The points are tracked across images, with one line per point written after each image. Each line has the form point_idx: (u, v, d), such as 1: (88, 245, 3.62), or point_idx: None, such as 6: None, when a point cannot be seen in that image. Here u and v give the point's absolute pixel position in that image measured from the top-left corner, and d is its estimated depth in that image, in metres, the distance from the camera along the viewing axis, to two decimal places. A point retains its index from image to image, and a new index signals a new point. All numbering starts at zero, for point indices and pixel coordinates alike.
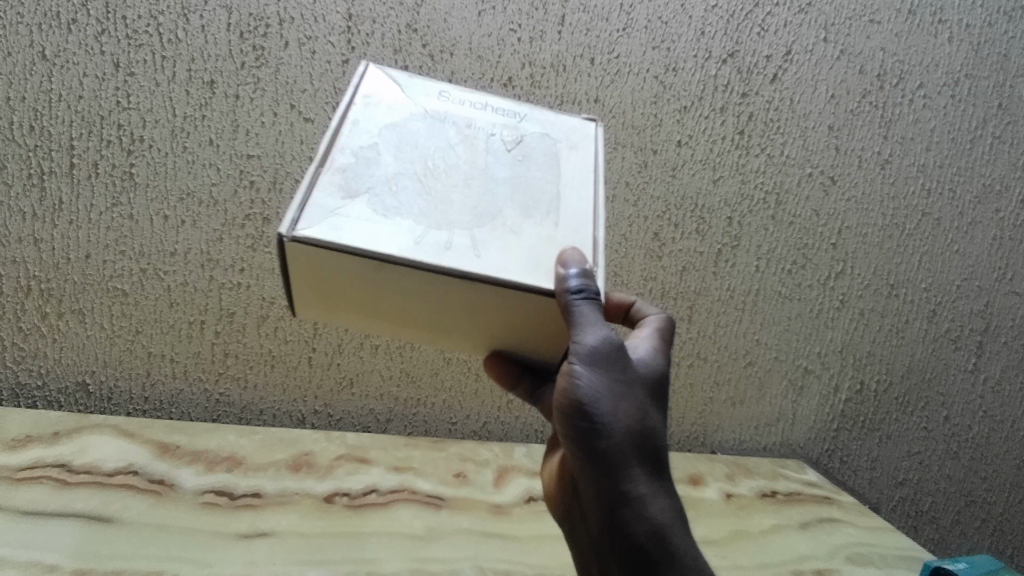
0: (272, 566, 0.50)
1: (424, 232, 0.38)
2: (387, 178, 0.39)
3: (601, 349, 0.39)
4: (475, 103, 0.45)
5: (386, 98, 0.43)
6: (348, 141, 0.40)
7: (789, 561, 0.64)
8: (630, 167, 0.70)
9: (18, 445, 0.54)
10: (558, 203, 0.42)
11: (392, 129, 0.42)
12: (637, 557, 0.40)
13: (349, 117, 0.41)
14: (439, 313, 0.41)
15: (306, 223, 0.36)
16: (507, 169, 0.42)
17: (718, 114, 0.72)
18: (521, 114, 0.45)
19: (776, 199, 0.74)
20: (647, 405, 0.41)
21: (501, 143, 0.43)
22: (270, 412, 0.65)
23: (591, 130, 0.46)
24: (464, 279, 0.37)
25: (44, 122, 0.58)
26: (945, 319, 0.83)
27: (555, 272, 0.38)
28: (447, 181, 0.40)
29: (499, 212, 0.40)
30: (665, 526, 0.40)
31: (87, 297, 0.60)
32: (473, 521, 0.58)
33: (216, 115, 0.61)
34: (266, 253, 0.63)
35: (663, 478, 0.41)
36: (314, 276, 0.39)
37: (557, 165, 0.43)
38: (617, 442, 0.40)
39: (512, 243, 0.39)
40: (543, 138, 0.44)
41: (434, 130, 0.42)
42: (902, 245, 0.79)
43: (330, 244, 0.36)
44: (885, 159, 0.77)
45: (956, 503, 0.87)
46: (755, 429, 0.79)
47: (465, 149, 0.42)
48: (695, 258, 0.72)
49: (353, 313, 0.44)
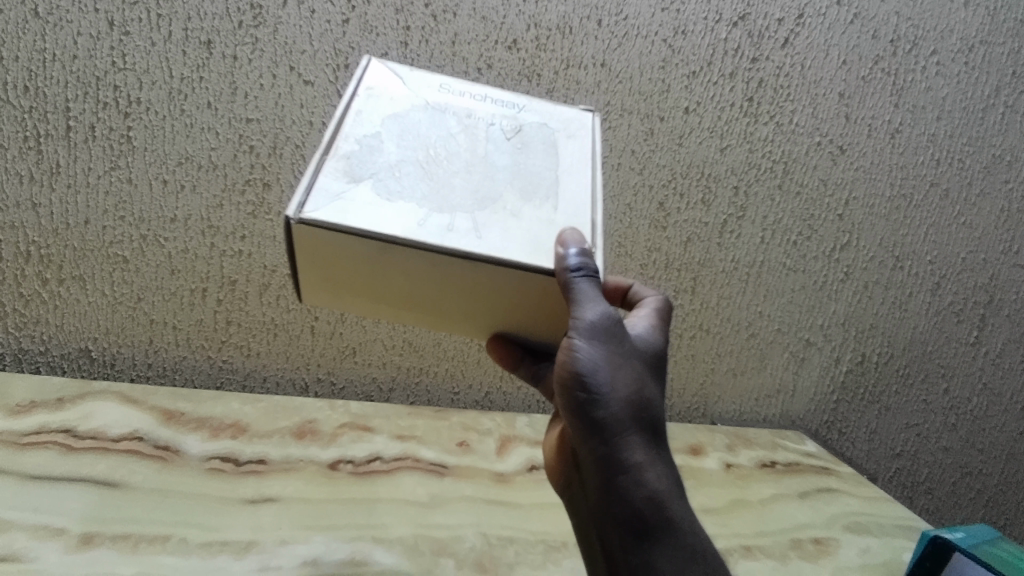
0: (278, 530, 0.50)
1: (427, 214, 0.37)
2: (390, 165, 0.39)
3: (601, 324, 0.39)
4: (474, 95, 0.45)
5: (388, 90, 0.43)
6: (352, 129, 0.40)
7: (789, 530, 0.65)
8: (637, 135, 0.68)
9: (21, 410, 0.54)
10: (557, 188, 0.42)
11: (394, 119, 0.42)
12: (635, 524, 0.40)
13: (353, 107, 0.41)
14: (446, 296, 0.41)
15: (311, 206, 0.36)
16: (506, 156, 0.42)
17: (727, 80, 0.69)
18: (520, 106, 0.45)
19: (784, 168, 0.73)
20: (645, 378, 0.42)
21: (500, 133, 0.43)
22: (274, 380, 0.66)
23: (588, 120, 0.46)
24: (469, 260, 0.37)
25: (38, 82, 0.56)
26: (949, 292, 0.82)
27: (554, 251, 0.38)
28: (448, 167, 0.40)
29: (499, 197, 0.40)
30: (661, 492, 0.40)
31: (87, 264, 0.60)
32: (476, 488, 0.59)
33: (214, 76, 0.59)
34: (267, 220, 0.62)
35: (660, 448, 0.42)
36: (318, 258, 0.39)
37: (555, 152, 0.43)
38: (616, 414, 0.40)
39: (514, 226, 0.39)
40: (542, 128, 0.45)
41: (436, 119, 0.42)
42: (908, 217, 0.78)
43: (335, 226, 0.36)
44: (895, 128, 0.75)
45: (953, 474, 0.89)
46: (755, 401, 0.81)
47: (465, 138, 0.42)
48: (699, 229, 0.72)
49: (357, 296, 0.44)
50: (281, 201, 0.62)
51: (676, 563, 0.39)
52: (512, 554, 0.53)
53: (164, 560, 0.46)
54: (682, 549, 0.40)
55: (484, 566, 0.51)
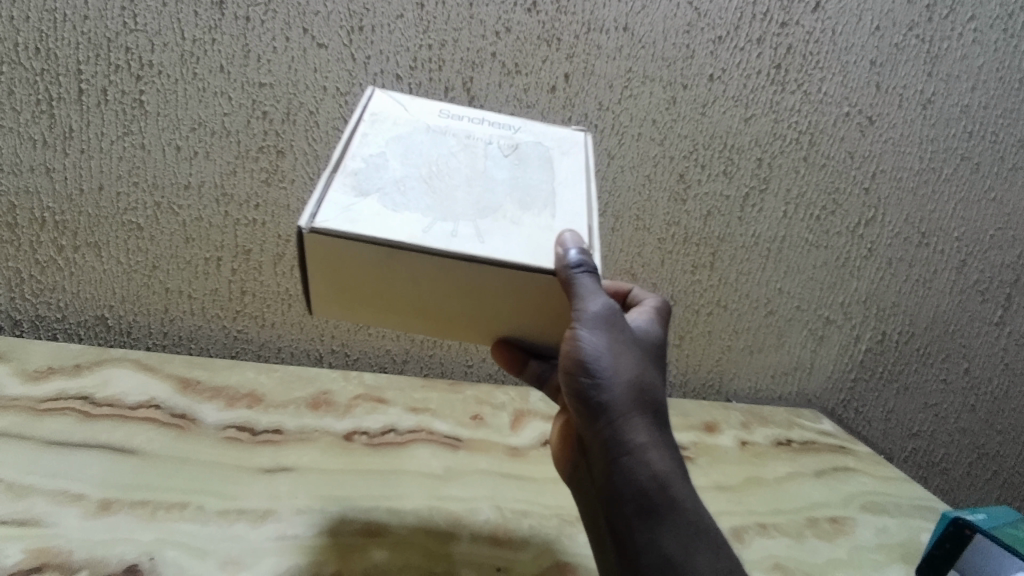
0: (294, 499, 0.50)
1: (432, 223, 0.39)
2: (395, 180, 0.41)
3: (605, 313, 0.39)
4: (473, 119, 0.49)
5: (392, 116, 0.46)
6: (359, 149, 0.43)
7: (805, 508, 0.65)
8: (659, 104, 0.65)
9: (41, 375, 0.56)
10: (554, 199, 0.44)
11: (398, 141, 0.45)
12: (642, 504, 0.40)
13: (360, 131, 0.44)
14: (454, 304, 0.42)
15: (322, 216, 0.38)
16: (504, 171, 0.45)
17: (755, 45, 0.65)
18: (515, 127, 0.49)
19: (810, 140, 0.70)
20: (646, 366, 0.42)
21: (498, 151, 0.46)
22: (288, 350, 0.67)
23: (580, 138, 0.49)
24: (473, 263, 0.38)
25: (49, 44, 0.55)
26: (975, 270, 0.79)
27: (554, 251, 0.40)
28: (450, 182, 0.43)
29: (499, 206, 0.42)
30: (665, 473, 0.40)
31: (102, 231, 0.60)
32: (490, 462, 0.59)
33: (227, 39, 0.57)
34: (281, 188, 0.61)
35: (663, 430, 0.42)
36: (331, 270, 0.41)
37: (550, 167, 0.46)
38: (620, 398, 0.40)
39: (514, 231, 0.40)
40: (537, 145, 0.48)
41: (437, 140, 0.45)
42: (936, 192, 0.75)
43: (346, 233, 0.37)
44: (927, 99, 0.71)
45: (970, 455, 0.88)
46: (771, 378, 0.80)
47: (465, 156, 0.45)
48: (720, 203, 0.70)
49: (370, 310, 0.45)
50: (294, 169, 0.61)
51: (683, 542, 0.39)
52: (527, 527, 0.52)
53: (181, 527, 0.45)
54: (687, 528, 0.40)
55: (499, 540, 0.50)
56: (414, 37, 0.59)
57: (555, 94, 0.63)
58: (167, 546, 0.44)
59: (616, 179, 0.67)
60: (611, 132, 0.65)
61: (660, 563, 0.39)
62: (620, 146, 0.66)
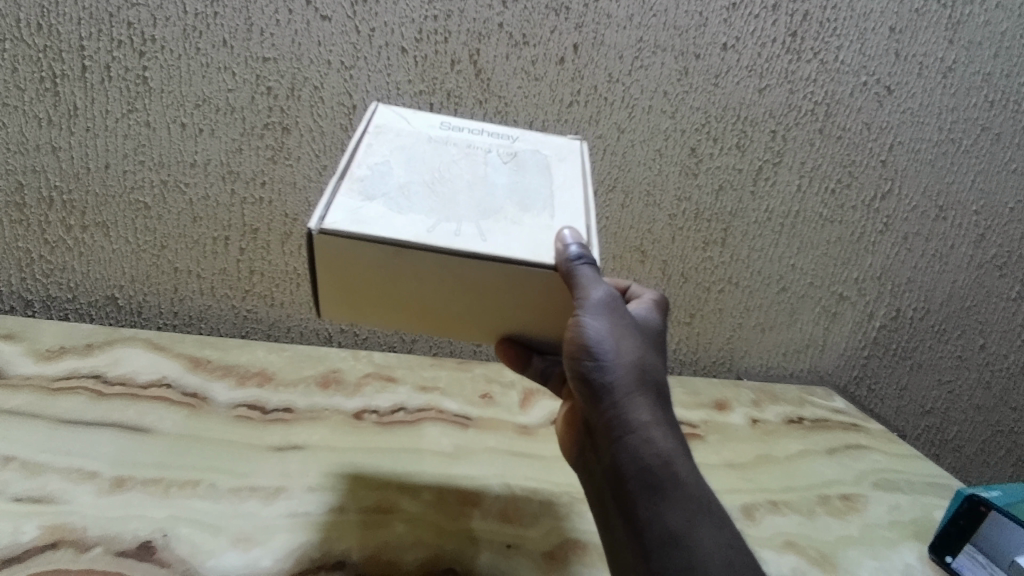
0: (306, 476, 0.50)
1: (436, 224, 0.40)
2: (399, 185, 0.42)
3: (607, 299, 0.40)
4: (472, 129, 0.49)
5: (395, 126, 0.47)
6: (364, 157, 0.43)
7: (816, 486, 0.64)
8: (670, 75, 0.64)
9: (53, 355, 0.56)
10: (553, 201, 0.44)
11: (401, 149, 0.45)
12: (646, 479, 0.39)
13: (365, 141, 0.45)
14: (464, 302, 0.43)
15: (331, 218, 0.38)
16: (504, 176, 0.45)
17: (770, 12, 0.63)
18: (514, 136, 0.49)
19: (826, 111, 0.68)
20: (647, 350, 0.43)
21: (498, 158, 0.46)
22: (298, 330, 0.67)
23: (577, 146, 0.50)
24: (477, 259, 0.38)
25: (50, 19, 0.54)
26: (993, 245, 0.77)
27: (555, 244, 0.40)
28: (452, 186, 0.43)
29: (500, 208, 0.42)
30: (668, 451, 0.40)
31: (109, 211, 0.60)
32: (500, 440, 0.59)
33: (228, 12, 0.56)
34: (287, 166, 0.61)
35: (665, 411, 0.42)
36: (340, 273, 0.41)
37: (548, 173, 0.47)
38: (623, 379, 0.40)
39: (515, 230, 0.41)
40: (535, 153, 0.48)
41: (439, 149, 0.46)
42: (956, 164, 0.72)
43: (355, 233, 0.38)
44: (948, 67, 0.68)
45: (983, 432, 0.87)
46: (783, 355, 0.79)
47: (467, 163, 0.45)
48: (732, 177, 0.69)
49: (380, 313, 0.45)
50: (299, 146, 0.60)
51: (686, 515, 0.38)
52: (537, 504, 0.52)
53: (193, 504, 0.46)
54: (689, 501, 0.39)
55: (509, 517, 0.50)
56: (419, 7, 0.58)
57: (564, 66, 0.62)
58: (180, 522, 0.44)
59: (626, 154, 0.66)
60: (621, 105, 0.64)
61: (662, 539, 0.38)
62: (630, 119, 0.65)
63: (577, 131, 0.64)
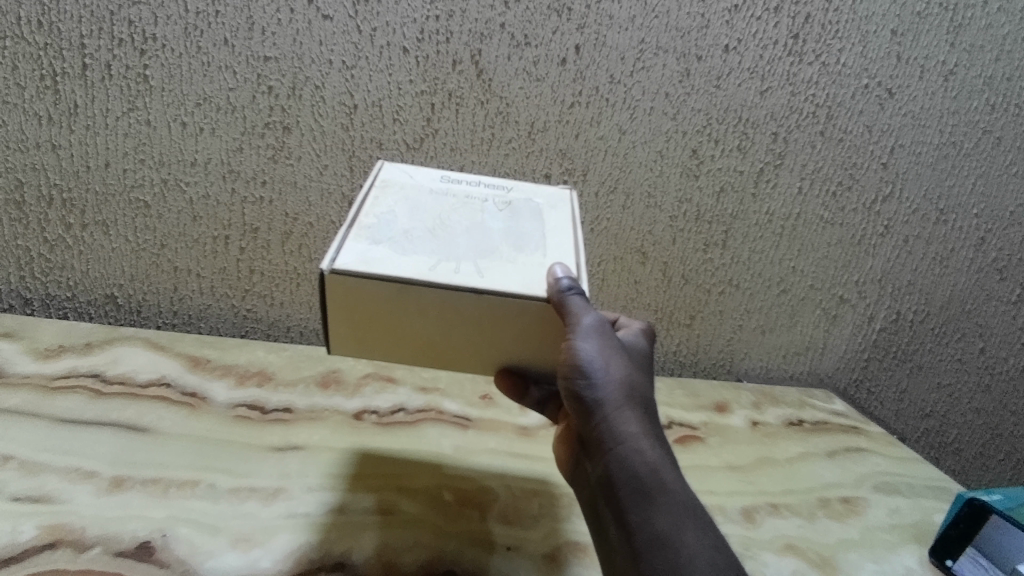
0: (306, 477, 0.50)
1: (438, 262, 0.40)
2: (404, 231, 0.43)
3: (599, 324, 0.40)
4: (470, 182, 0.51)
5: (399, 181, 0.49)
6: (371, 208, 0.45)
7: (815, 488, 0.64)
8: (672, 76, 0.64)
9: (52, 353, 0.57)
10: (545, 241, 0.45)
11: (405, 200, 0.46)
12: (636, 486, 0.39)
13: (371, 194, 0.46)
14: (471, 336, 0.43)
15: (341, 259, 0.39)
16: (499, 221, 0.46)
17: (772, 14, 0.63)
18: (508, 187, 0.51)
19: (827, 113, 0.68)
20: (634, 367, 0.43)
21: (494, 206, 0.48)
22: (298, 330, 0.67)
23: (567, 195, 0.51)
24: (477, 294, 0.39)
25: (52, 17, 0.54)
26: (994, 248, 0.77)
27: (547, 278, 0.41)
28: (452, 231, 0.44)
29: (495, 248, 0.43)
30: (657, 461, 0.40)
31: (109, 209, 0.60)
32: (500, 441, 0.58)
33: (230, 10, 0.56)
34: (288, 165, 0.61)
35: (654, 426, 0.42)
36: (351, 312, 0.41)
37: (541, 217, 0.48)
38: (614, 394, 0.41)
39: (510, 268, 0.41)
40: (529, 201, 0.49)
41: (439, 200, 0.47)
42: (957, 167, 0.72)
43: (363, 272, 0.38)
44: (950, 70, 0.68)
45: (982, 436, 0.87)
46: (783, 357, 0.79)
47: (465, 211, 0.47)
48: (734, 178, 0.68)
49: (386, 353, 0.45)
50: (301, 145, 0.60)
51: (673, 518, 0.38)
52: (537, 506, 0.52)
53: (192, 504, 0.45)
54: (677, 505, 0.39)
55: (510, 519, 0.50)
56: (420, 7, 0.58)
57: (566, 67, 0.62)
58: (179, 523, 0.44)
59: (627, 155, 0.66)
60: (622, 106, 0.64)
61: (648, 541, 0.38)
62: (632, 121, 0.65)
63: (578, 132, 0.64)
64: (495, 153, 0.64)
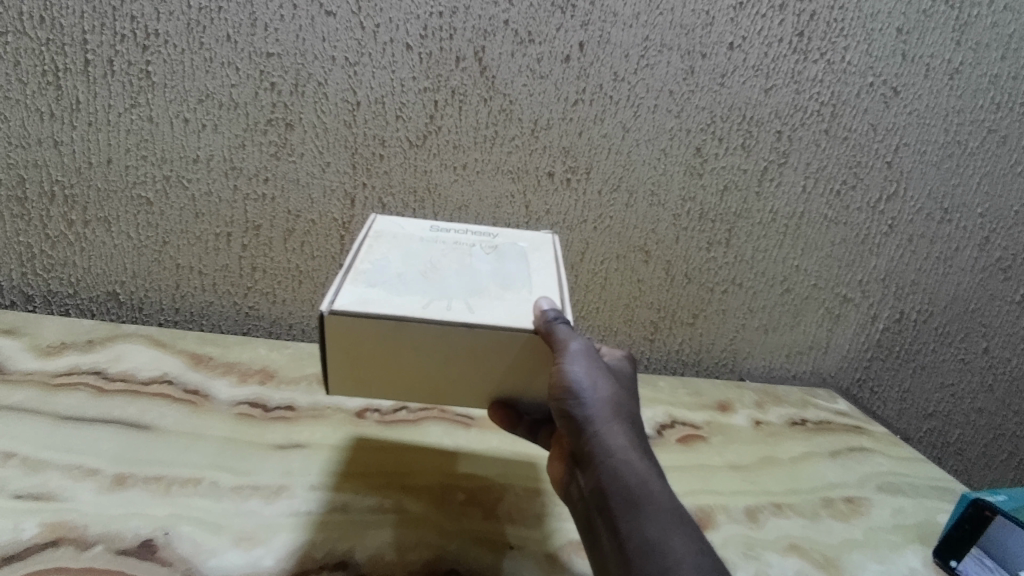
0: (306, 475, 0.50)
1: (430, 301, 0.42)
2: (397, 274, 0.44)
3: (587, 347, 0.41)
4: (458, 230, 0.52)
5: (392, 232, 0.51)
6: (366, 256, 0.46)
7: (818, 487, 0.64)
8: (675, 74, 0.63)
9: (53, 350, 0.57)
10: (530, 278, 0.47)
11: (398, 249, 0.48)
12: (627, 494, 0.39)
13: (366, 243, 0.48)
14: (466, 372, 0.43)
15: (340, 301, 0.40)
16: (486, 263, 0.48)
17: (777, 12, 0.63)
18: (493, 233, 0.53)
19: (832, 112, 0.67)
20: (619, 386, 0.44)
21: (481, 251, 0.50)
22: (299, 327, 0.67)
23: (550, 238, 0.54)
24: (469, 328, 0.40)
25: (54, 13, 0.54)
26: (998, 248, 0.77)
27: (533, 310, 0.42)
28: (444, 273, 0.45)
29: (484, 287, 0.44)
30: (646, 473, 0.40)
31: (111, 206, 0.60)
32: (502, 439, 0.59)
33: (233, 7, 0.55)
34: (290, 162, 0.61)
35: (641, 440, 0.42)
36: (347, 356, 0.42)
37: (526, 257, 0.49)
38: (602, 410, 0.41)
39: (499, 303, 0.43)
40: (514, 246, 0.51)
41: (431, 247, 0.49)
42: (961, 166, 0.72)
43: (362, 313, 0.39)
44: (955, 68, 0.68)
45: (985, 436, 0.87)
46: (786, 357, 0.79)
47: (455, 255, 0.48)
48: (738, 176, 0.68)
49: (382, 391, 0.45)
50: (303, 142, 0.60)
51: (660, 523, 0.38)
52: (540, 505, 0.52)
53: (193, 501, 0.45)
54: (665, 513, 0.38)
55: (513, 517, 0.50)
56: (424, 4, 0.58)
57: (569, 63, 0.61)
58: (182, 521, 0.44)
59: (631, 153, 0.66)
60: (626, 104, 0.64)
61: (639, 546, 0.37)
62: (636, 118, 0.64)
63: (581, 129, 0.64)
64: (498, 150, 0.64)
